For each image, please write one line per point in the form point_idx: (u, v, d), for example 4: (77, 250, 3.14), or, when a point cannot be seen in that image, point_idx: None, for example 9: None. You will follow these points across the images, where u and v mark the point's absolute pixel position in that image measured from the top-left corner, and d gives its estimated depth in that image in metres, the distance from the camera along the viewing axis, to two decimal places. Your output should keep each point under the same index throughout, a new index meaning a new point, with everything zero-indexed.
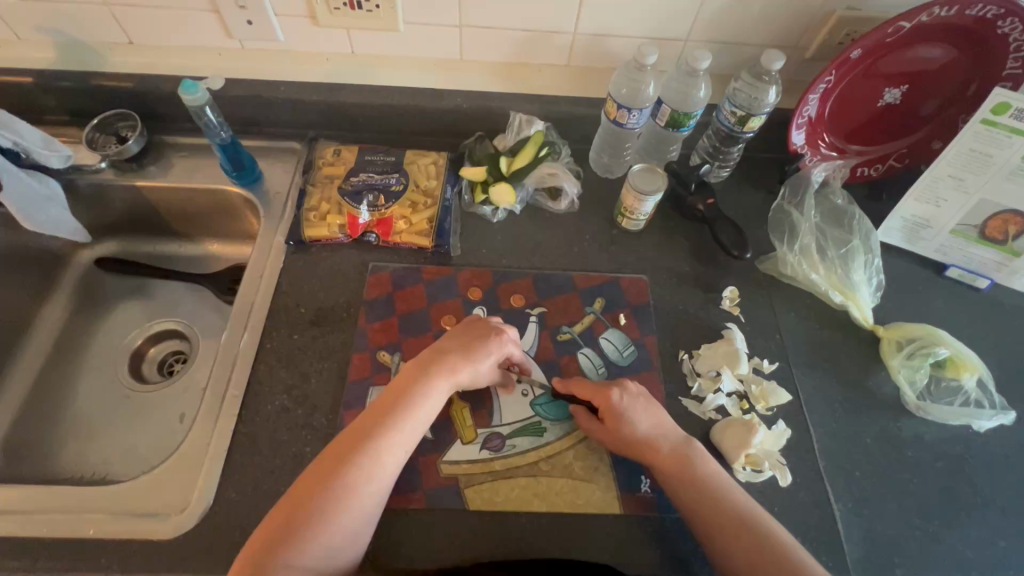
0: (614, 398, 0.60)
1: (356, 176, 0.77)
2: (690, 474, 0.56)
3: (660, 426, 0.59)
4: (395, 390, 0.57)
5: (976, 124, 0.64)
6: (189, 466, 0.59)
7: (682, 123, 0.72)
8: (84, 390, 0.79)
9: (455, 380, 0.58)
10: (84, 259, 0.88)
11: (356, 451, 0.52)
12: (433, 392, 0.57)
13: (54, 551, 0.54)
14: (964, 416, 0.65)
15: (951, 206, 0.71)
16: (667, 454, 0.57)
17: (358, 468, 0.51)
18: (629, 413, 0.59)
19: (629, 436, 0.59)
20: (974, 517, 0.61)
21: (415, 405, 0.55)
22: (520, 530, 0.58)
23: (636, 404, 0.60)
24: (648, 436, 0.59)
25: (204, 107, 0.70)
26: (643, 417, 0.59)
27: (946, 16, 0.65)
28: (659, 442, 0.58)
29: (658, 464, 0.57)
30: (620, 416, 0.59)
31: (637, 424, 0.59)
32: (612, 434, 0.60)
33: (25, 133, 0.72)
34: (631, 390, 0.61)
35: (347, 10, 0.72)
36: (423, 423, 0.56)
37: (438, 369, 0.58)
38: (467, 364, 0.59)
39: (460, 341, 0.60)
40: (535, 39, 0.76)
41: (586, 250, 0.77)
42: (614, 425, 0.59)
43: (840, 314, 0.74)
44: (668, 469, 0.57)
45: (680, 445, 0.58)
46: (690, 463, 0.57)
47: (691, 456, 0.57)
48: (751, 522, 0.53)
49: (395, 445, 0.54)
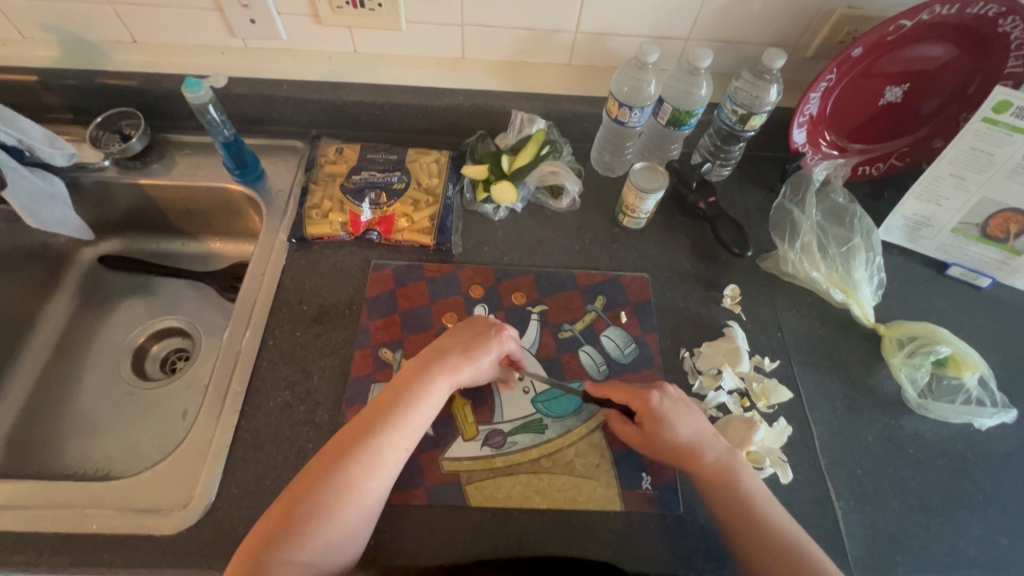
0: (655, 402, 0.58)
1: (358, 174, 0.78)
2: (730, 486, 0.55)
3: (701, 432, 0.57)
4: (396, 387, 0.56)
5: (977, 122, 0.64)
6: (191, 461, 0.60)
7: (684, 122, 0.72)
8: (86, 387, 0.79)
9: (456, 378, 0.58)
10: (87, 257, 0.88)
11: (356, 448, 0.52)
12: (434, 390, 0.56)
13: (57, 546, 0.54)
14: (965, 414, 0.65)
15: (952, 205, 0.71)
16: (711, 463, 0.56)
17: (358, 466, 0.51)
18: (669, 418, 0.58)
19: (671, 442, 0.57)
20: (975, 515, 0.61)
21: (415, 403, 0.55)
22: (521, 527, 0.58)
23: (676, 409, 0.58)
24: (689, 443, 0.57)
25: (207, 106, 0.70)
26: (685, 423, 0.57)
27: (946, 15, 0.65)
28: (703, 450, 0.57)
29: (698, 471, 0.56)
30: (660, 422, 0.57)
31: (678, 430, 0.57)
32: (651, 438, 0.58)
33: (29, 131, 0.72)
34: (671, 394, 0.59)
35: (349, 9, 0.72)
36: (423, 420, 0.56)
37: (438, 366, 0.57)
38: (467, 361, 0.58)
39: (460, 339, 0.60)
40: (536, 38, 0.77)
41: (587, 248, 0.78)
42: (653, 430, 0.58)
43: (840, 312, 0.74)
44: (709, 478, 0.56)
45: (723, 455, 0.57)
46: (729, 474, 0.55)
47: (730, 467, 0.56)
48: (783, 537, 0.52)
49: (395, 443, 0.53)
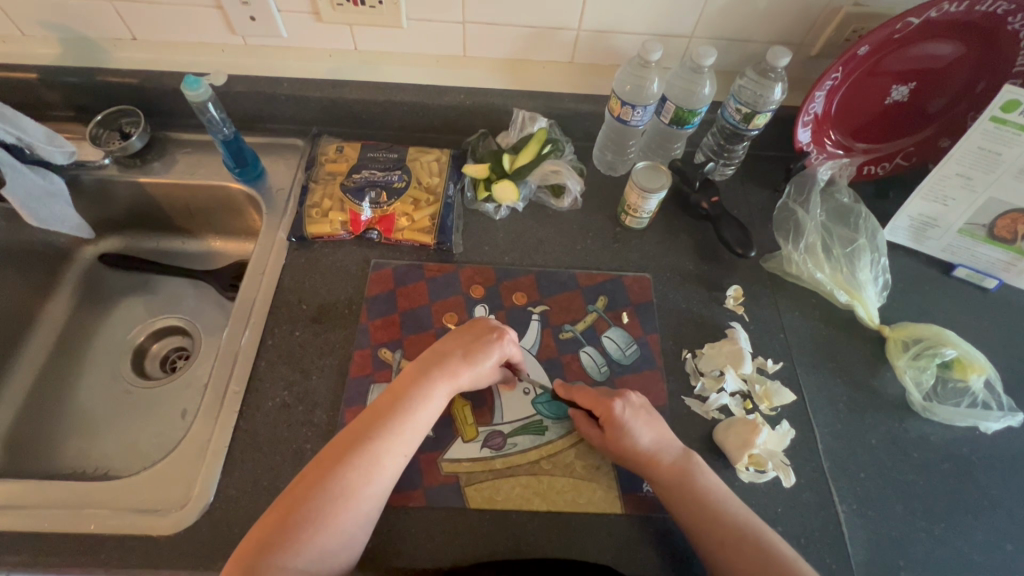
0: (616, 408, 0.58)
1: (358, 173, 0.77)
2: (689, 489, 0.55)
3: (661, 438, 0.58)
4: (395, 392, 0.56)
5: (985, 122, 0.63)
6: (189, 462, 0.59)
7: (687, 121, 0.71)
8: (87, 386, 0.79)
9: (455, 383, 0.57)
10: (88, 255, 0.88)
11: (354, 453, 0.52)
12: (433, 395, 0.56)
13: (54, 546, 0.54)
14: (970, 417, 0.64)
15: (958, 205, 0.70)
16: (668, 467, 0.56)
17: (355, 471, 0.51)
18: (630, 424, 0.58)
19: (629, 447, 0.57)
20: (980, 519, 0.60)
21: (414, 408, 0.55)
22: (521, 530, 0.57)
23: (637, 416, 0.59)
24: (647, 448, 0.57)
25: (207, 103, 0.70)
26: (644, 429, 0.58)
27: (955, 12, 0.64)
28: (661, 455, 0.57)
29: (655, 476, 0.57)
30: (621, 429, 0.58)
31: (637, 437, 0.58)
32: (611, 443, 0.58)
33: (29, 129, 0.72)
34: (633, 402, 0.60)
35: (350, 6, 0.71)
36: (423, 425, 0.55)
37: (438, 371, 0.57)
38: (467, 366, 0.58)
39: (461, 343, 0.60)
40: (539, 35, 0.76)
41: (589, 248, 0.77)
42: (615, 436, 0.58)
43: (845, 314, 0.73)
44: (666, 483, 0.56)
45: (680, 458, 0.57)
46: (688, 477, 0.56)
47: (688, 470, 0.56)
48: (750, 537, 0.52)
49: (394, 448, 0.53)
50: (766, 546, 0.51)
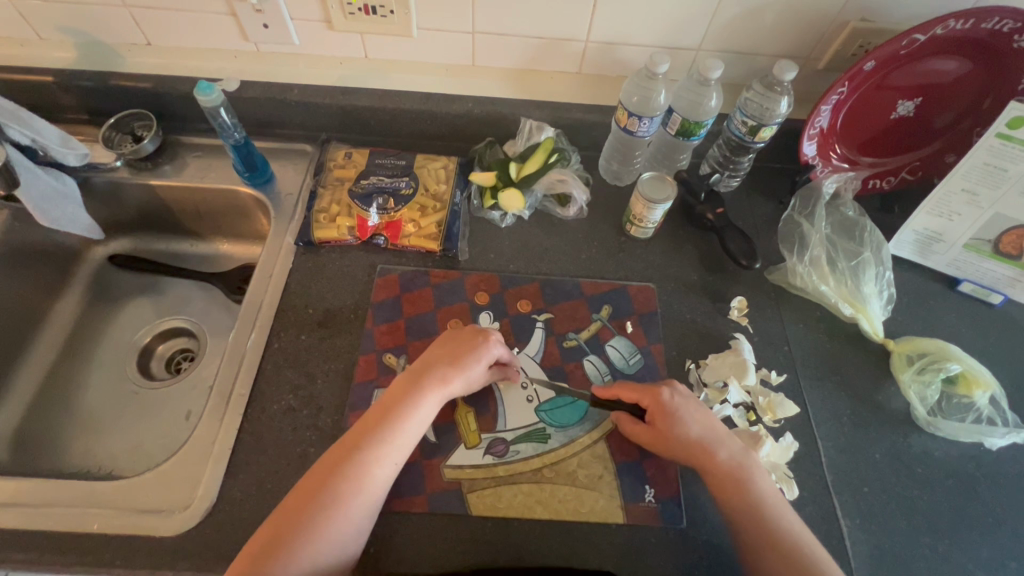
0: (665, 397, 0.59)
1: (366, 179, 0.78)
2: (741, 486, 0.55)
3: (713, 430, 0.58)
4: (389, 400, 0.56)
5: (991, 138, 0.63)
6: (193, 464, 0.59)
7: (693, 132, 0.71)
8: (93, 385, 0.80)
9: (446, 390, 0.58)
10: (97, 256, 0.89)
11: (353, 462, 0.52)
12: (424, 403, 0.56)
13: (59, 543, 0.54)
14: (975, 433, 0.64)
15: (964, 220, 0.70)
16: (724, 460, 0.56)
17: (348, 481, 0.51)
18: (681, 414, 0.59)
19: (682, 437, 0.58)
20: (984, 536, 0.60)
21: (407, 415, 0.55)
22: (523, 537, 0.57)
23: (688, 405, 0.59)
24: (700, 438, 0.57)
25: (219, 108, 0.71)
26: (696, 419, 0.58)
27: (961, 29, 0.65)
28: (715, 447, 0.57)
29: (709, 467, 0.56)
30: (673, 416, 0.58)
31: (691, 426, 0.58)
32: (663, 434, 0.59)
33: (45, 131, 0.72)
34: (682, 391, 0.61)
35: (361, 15, 0.72)
36: (414, 434, 0.56)
37: (427, 379, 0.57)
38: (457, 373, 0.58)
39: (449, 349, 0.60)
40: (547, 46, 0.77)
41: (594, 257, 0.77)
42: (665, 426, 0.59)
43: (849, 326, 0.73)
44: (719, 476, 0.56)
45: (734, 452, 0.57)
46: (740, 473, 0.56)
47: (741, 466, 0.56)
48: (795, 543, 0.52)
49: (387, 455, 0.54)
50: (806, 554, 0.51)
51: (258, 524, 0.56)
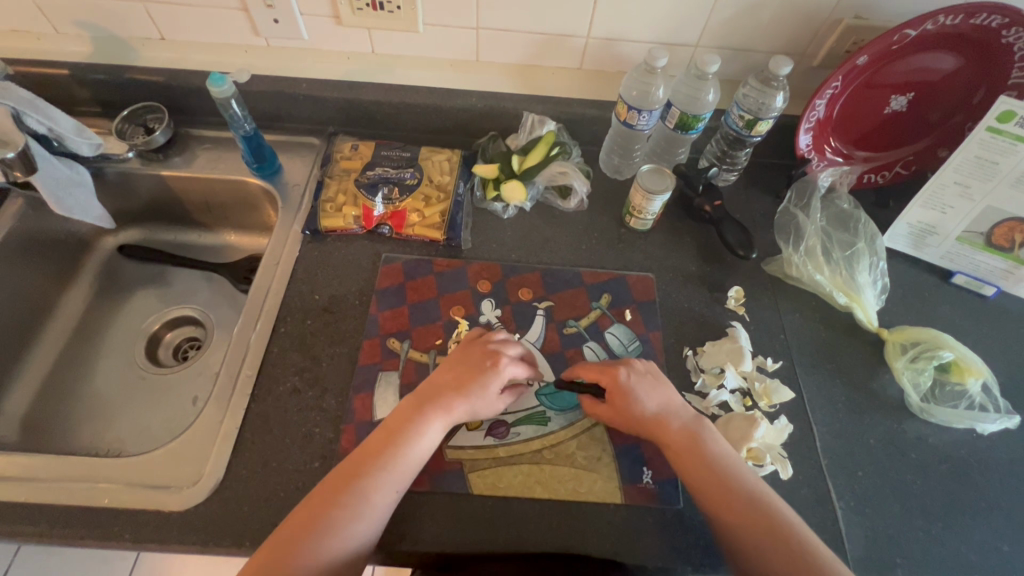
0: (621, 376, 0.61)
1: (372, 170, 0.80)
2: (701, 454, 0.57)
3: (667, 404, 0.60)
4: (392, 426, 0.58)
5: (982, 131, 0.65)
6: (200, 443, 0.61)
7: (691, 126, 0.73)
8: (102, 371, 0.81)
9: (451, 416, 0.59)
10: (107, 245, 0.90)
11: (355, 487, 0.54)
12: (429, 428, 0.58)
13: (70, 517, 0.56)
14: (968, 419, 0.65)
15: (957, 213, 0.71)
16: (678, 430, 0.59)
17: (348, 508, 0.53)
18: (636, 391, 0.60)
19: (639, 415, 0.59)
20: (976, 520, 0.61)
21: (413, 439, 0.57)
22: (522, 516, 0.59)
23: (643, 382, 0.61)
24: (656, 414, 0.59)
25: (230, 100, 0.73)
26: (650, 396, 0.60)
27: (951, 25, 0.67)
28: (670, 419, 0.59)
29: (668, 440, 0.58)
30: (628, 395, 0.60)
31: (646, 403, 0.60)
32: (622, 414, 0.60)
33: (60, 120, 0.74)
34: (637, 369, 0.62)
35: (369, 10, 0.75)
36: (420, 458, 0.57)
37: (431, 409, 0.58)
38: (463, 399, 0.59)
39: (457, 374, 0.60)
40: (549, 42, 0.79)
41: (594, 247, 0.79)
42: (622, 404, 0.60)
43: (844, 316, 0.74)
44: (678, 448, 0.58)
45: (690, 423, 0.59)
46: (699, 442, 0.58)
47: (698, 435, 0.58)
48: (765, 505, 0.54)
49: (387, 483, 0.55)
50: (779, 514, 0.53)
51: (264, 501, 0.58)
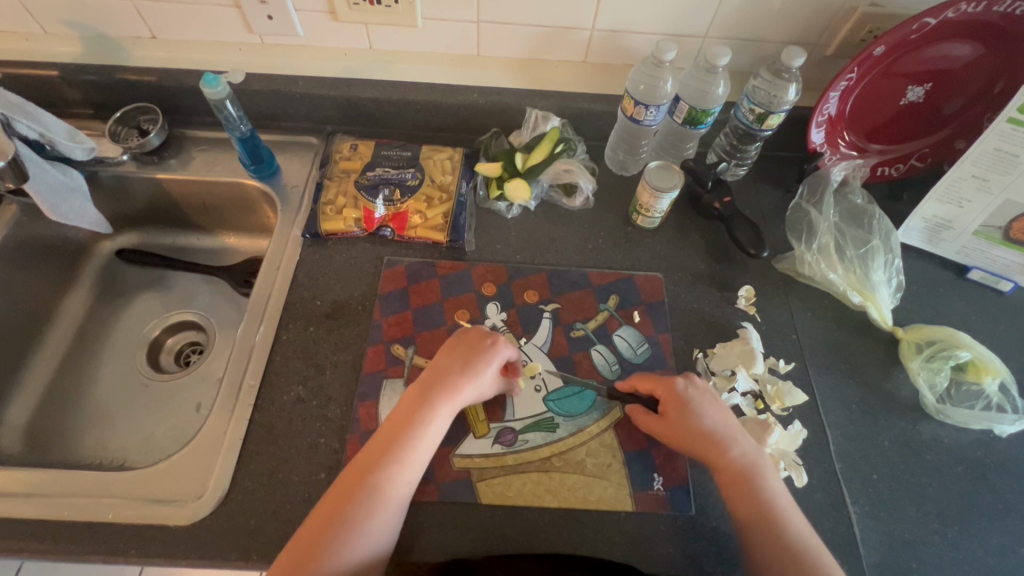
0: (680, 387, 0.60)
1: (372, 170, 0.78)
2: (755, 487, 0.55)
3: (727, 426, 0.58)
4: (401, 415, 0.57)
5: (1002, 123, 0.62)
6: (204, 454, 0.60)
7: (700, 120, 0.71)
8: (103, 379, 0.80)
9: (458, 399, 0.58)
10: (105, 250, 0.89)
11: (370, 478, 0.53)
12: (436, 414, 0.56)
13: (75, 533, 0.55)
14: (985, 419, 0.64)
15: (974, 207, 0.69)
16: (736, 457, 0.56)
17: (360, 503, 0.51)
18: (698, 404, 0.59)
19: (696, 429, 0.58)
20: (993, 523, 0.60)
21: (422, 427, 0.56)
22: (533, 525, 0.58)
23: (701, 397, 0.60)
24: (714, 432, 0.57)
25: (225, 101, 0.71)
26: (709, 413, 0.59)
27: (972, 13, 0.64)
28: (730, 442, 0.57)
29: (721, 463, 0.56)
30: (686, 407, 0.59)
31: (704, 418, 0.58)
32: (676, 425, 0.59)
33: (52, 125, 0.72)
34: (696, 383, 0.61)
35: (365, 5, 0.72)
36: (429, 448, 0.56)
37: (439, 392, 0.57)
38: (467, 380, 0.58)
39: (457, 357, 0.60)
40: (552, 35, 0.76)
41: (601, 247, 0.77)
42: (679, 416, 0.59)
43: (857, 315, 0.73)
44: (735, 474, 0.55)
45: (749, 453, 0.57)
46: (756, 475, 0.55)
47: (755, 467, 0.56)
48: (811, 550, 0.51)
49: (401, 473, 0.54)
50: (816, 556, 0.51)
51: (270, 513, 0.57)
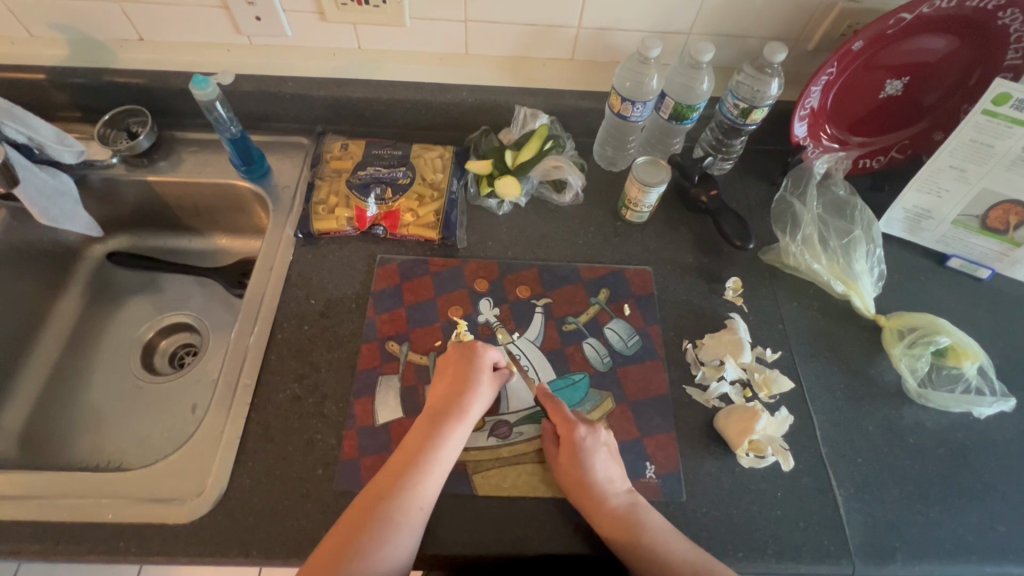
0: (579, 433, 0.60)
1: (363, 170, 0.78)
2: (629, 540, 0.54)
3: (611, 480, 0.58)
4: (410, 444, 0.58)
5: (977, 115, 0.65)
6: (201, 455, 0.60)
7: (686, 116, 0.72)
8: (97, 382, 0.80)
9: (466, 422, 0.59)
10: (96, 253, 0.89)
11: (380, 506, 0.53)
12: (446, 441, 0.58)
13: (74, 534, 0.55)
14: (964, 403, 0.66)
15: (952, 197, 0.72)
16: (611, 510, 0.56)
17: (370, 533, 0.52)
18: (590, 454, 0.59)
19: (581, 476, 0.58)
20: (973, 502, 0.62)
21: (433, 452, 0.57)
22: (529, 514, 0.59)
23: (596, 448, 0.59)
24: (598, 483, 0.58)
25: (215, 102, 0.71)
26: (598, 464, 0.59)
27: (947, 8, 0.66)
28: (608, 496, 0.57)
29: (600, 515, 0.56)
30: (577, 454, 0.59)
31: (591, 468, 0.58)
32: (566, 468, 0.59)
33: (40, 129, 0.73)
34: (598, 435, 0.61)
35: (354, 6, 0.73)
36: (442, 473, 0.57)
37: (447, 418, 0.59)
38: (471, 401, 0.60)
39: (456, 379, 0.61)
40: (539, 33, 0.77)
41: (590, 241, 0.79)
42: (569, 460, 0.59)
43: (841, 303, 0.74)
44: (609, 526, 0.56)
45: (625, 504, 0.57)
46: (632, 526, 0.55)
47: (632, 519, 0.56)
48: None
49: (413, 501, 0.54)
50: None
51: (269, 510, 0.58)
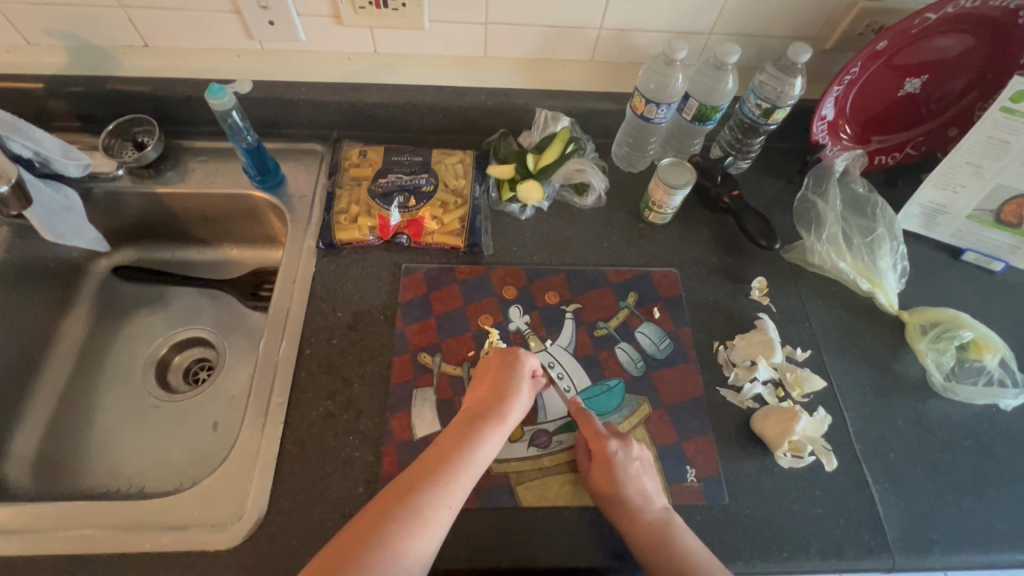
0: (610, 449, 0.59)
1: (384, 177, 0.77)
2: (663, 553, 0.54)
3: (647, 495, 0.58)
4: (446, 442, 0.57)
5: (995, 113, 0.66)
6: (237, 478, 0.59)
7: (709, 117, 0.72)
8: (111, 402, 0.78)
9: (504, 426, 0.58)
10: (101, 267, 0.86)
11: (409, 499, 0.52)
12: (482, 442, 0.57)
13: (111, 566, 0.54)
14: (989, 394, 0.68)
15: (968, 192, 0.73)
16: (645, 524, 0.56)
17: (397, 523, 0.50)
18: (623, 470, 0.58)
19: (615, 489, 0.57)
20: (1001, 491, 0.64)
21: (469, 451, 0.56)
22: (574, 524, 0.59)
23: (631, 464, 0.59)
24: (633, 497, 0.57)
25: (231, 111, 0.68)
26: (632, 480, 0.58)
27: (970, 7, 0.66)
28: (642, 511, 0.57)
29: (634, 528, 0.56)
30: (612, 467, 0.58)
31: (624, 482, 0.58)
32: (600, 481, 0.58)
33: (45, 142, 0.69)
34: (633, 452, 0.60)
35: (373, 9, 0.71)
36: (474, 474, 0.56)
37: (485, 419, 0.58)
38: (511, 405, 0.59)
39: (495, 383, 0.61)
40: (560, 35, 0.76)
41: (615, 244, 0.78)
42: (604, 473, 0.58)
43: (864, 300, 0.76)
44: (642, 540, 0.55)
45: (661, 516, 0.57)
46: (667, 539, 0.55)
47: (667, 533, 0.56)
48: None
49: (442, 498, 0.53)
50: None
51: (312, 531, 0.57)
